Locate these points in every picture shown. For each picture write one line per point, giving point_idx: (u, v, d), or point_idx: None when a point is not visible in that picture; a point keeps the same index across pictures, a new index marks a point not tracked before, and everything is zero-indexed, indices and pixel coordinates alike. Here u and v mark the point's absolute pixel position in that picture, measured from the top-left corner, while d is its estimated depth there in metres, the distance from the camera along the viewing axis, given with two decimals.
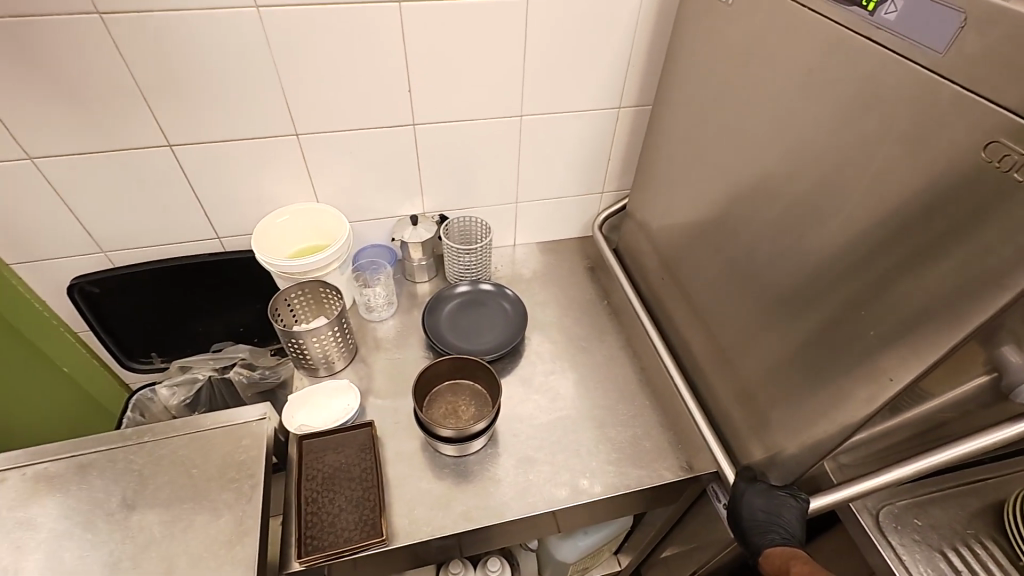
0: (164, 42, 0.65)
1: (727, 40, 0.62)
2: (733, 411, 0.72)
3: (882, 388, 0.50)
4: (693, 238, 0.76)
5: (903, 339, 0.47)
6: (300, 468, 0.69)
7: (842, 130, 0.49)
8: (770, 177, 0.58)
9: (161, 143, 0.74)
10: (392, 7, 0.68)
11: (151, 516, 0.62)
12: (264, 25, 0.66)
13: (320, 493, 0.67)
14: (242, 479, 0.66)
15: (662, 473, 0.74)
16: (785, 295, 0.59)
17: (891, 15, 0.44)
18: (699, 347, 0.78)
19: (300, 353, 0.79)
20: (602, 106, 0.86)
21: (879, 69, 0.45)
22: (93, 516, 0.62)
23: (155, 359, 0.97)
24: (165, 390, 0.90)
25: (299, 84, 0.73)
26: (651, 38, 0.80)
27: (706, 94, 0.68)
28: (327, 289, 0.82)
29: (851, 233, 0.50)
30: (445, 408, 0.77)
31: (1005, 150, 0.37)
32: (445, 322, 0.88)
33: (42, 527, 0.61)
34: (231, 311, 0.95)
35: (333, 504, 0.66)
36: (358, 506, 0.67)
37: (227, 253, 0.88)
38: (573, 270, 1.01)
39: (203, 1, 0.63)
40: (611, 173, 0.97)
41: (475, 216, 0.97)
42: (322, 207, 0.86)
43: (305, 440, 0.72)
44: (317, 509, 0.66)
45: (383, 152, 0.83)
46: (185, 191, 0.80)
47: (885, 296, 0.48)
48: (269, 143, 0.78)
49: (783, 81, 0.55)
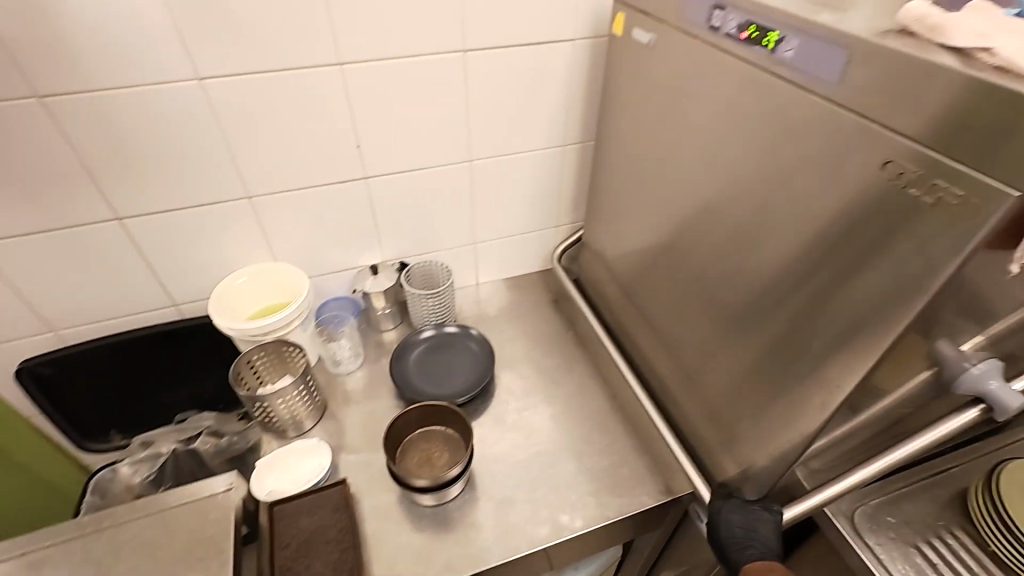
0: (107, 120, 0.66)
1: (654, 79, 0.66)
2: (703, 428, 0.73)
3: (832, 396, 0.52)
4: (647, 264, 0.78)
5: (842, 347, 0.50)
6: (272, 537, 0.66)
7: (764, 157, 0.52)
8: (708, 203, 0.62)
9: (109, 218, 0.73)
10: (334, 70, 0.71)
11: None
12: (208, 96, 0.68)
13: (295, 561, 0.64)
14: (210, 557, 0.63)
15: (642, 500, 0.74)
16: (735, 313, 0.62)
17: (789, 53, 0.48)
18: (665, 369, 0.80)
19: (266, 416, 0.78)
20: (548, 145, 0.90)
21: (786, 101, 0.49)
22: None
23: (114, 438, 0.93)
24: (127, 468, 0.85)
25: (248, 149, 0.74)
26: (586, 79, 0.85)
27: (641, 129, 0.72)
28: (290, 347, 0.81)
29: (784, 251, 0.53)
30: (419, 457, 0.76)
31: (900, 168, 0.41)
32: (413, 369, 0.88)
33: None
34: (193, 378, 0.92)
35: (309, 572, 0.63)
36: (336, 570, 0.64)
37: (185, 321, 0.87)
38: (538, 303, 1.03)
39: (144, 79, 0.64)
40: (565, 207, 1.00)
41: (436, 260, 0.98)
42: (279, 266, 0.86)
43: (276, 507, 0.69)
44: None
45: (337, 206, 0.84)
46: (138, 262, 0.79)
47: (821, 307, 0.51)
48: (222, 207, 0.78)
49: (707, 115, 0.59)
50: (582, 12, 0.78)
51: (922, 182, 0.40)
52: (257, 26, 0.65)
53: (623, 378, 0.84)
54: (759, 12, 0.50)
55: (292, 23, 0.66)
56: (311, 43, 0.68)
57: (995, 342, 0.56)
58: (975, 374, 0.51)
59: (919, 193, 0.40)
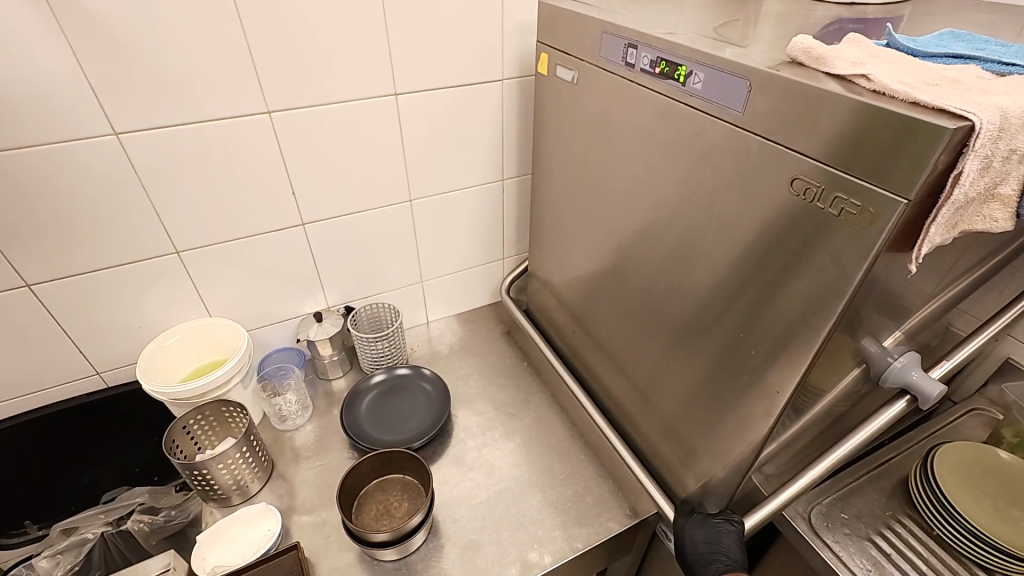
0: (12, 181, 0.61)
1: (581, 113, 0.70)
2: (661, 446, 0.74)
3: (774, 401, 0.54)
4: (592, 289, 0.80)
5: (777, 354, 0.52)
6: None
7: (687, 181, 0.56)
8: (642, 226, 0.64)
9: (17, 285, 0.68)
10: (263, 118, 0.70)
11: None
12: (127, 150, 0.65)
13: None
14: None
15: (609, 526, 0.74)
16: (678, 330, 0.64)
17: (698, 85, 0.51)
18: (619, 390, 0.81)
19: (206, 484, 0.72)
20: (487, 180, 0.92)
21: (701, 128, 0.52)
22: None
23: (30, 528, 0.82)
24: (45, 561, 0.74)
25: (174, 202, 0.71)
26: (517, 116, 0.88)
27: (574, 160, 0.74)
28: (231, 407, 0.77)
29: (715, 266, 0.56)
30: (376, 510, 0.72)
31: (806, 184, 0.44)
32: (365, 417, 0.85)
33: None
34: (123, 450, 0.85)
35: None
36: None
37: (112, 389, 0.81)
38: (490, 336, 1.03)
39: (54, 135, 0.61)
40: (509, 239, 1.02)
41: (382, 302, 0.96)
42: (215, 321, 0.82)
43: None
44: None
45: (275, 254, 0.82)
46: (52, 330, 0.73)
47: (754, 317, 0.53)
48: (148, 264, 0.74)
49: (632, 144, 0.62)
50: (507, 53, 0.81)
51: (825, 196, 0.43)
52: (176, 78, 0.63)
53: (579, 403, 0.84)
54: (668, 49, 0.54)
55: (214, 74, 0.65)
56: (236, 93, 0.67)
57: (910, 335, 0.60)
58: (897, 368, 0.56)
59: (824, 205, 0.44)
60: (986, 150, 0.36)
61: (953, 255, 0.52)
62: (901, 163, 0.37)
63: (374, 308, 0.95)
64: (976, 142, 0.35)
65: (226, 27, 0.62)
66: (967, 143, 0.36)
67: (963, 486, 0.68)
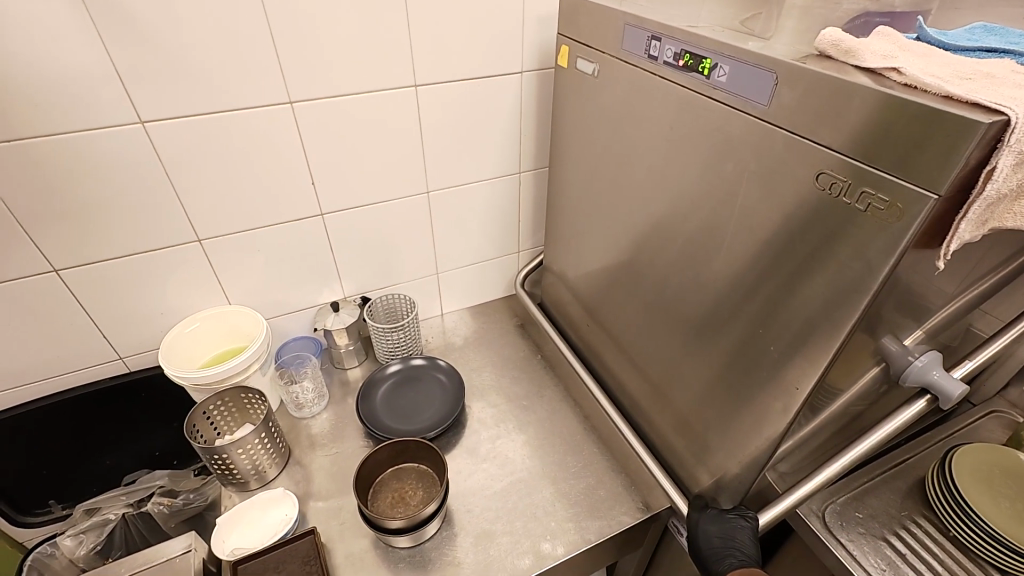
0: (41, 168, 0.63)
1: (600, 106, 0.69)
2: (674, 440, 0.74)
3: (793, 398, 0.54)
4: (608, 284, 0.80)
5: (798, 350, 0.52)
6: None
7: (709, 175, 0.55)
8: (662, 219, 0.64)
9: (46, 270, 0.69)
10: (285, 108, 0.71)
11: None
12: (154, 139, 0.66)
13: None
14: None
15: (621, 519, 0.74)
16: (696, 324, 0.64)
17: (723, 78, 0.51)
18: (633, 384, 0.81)
19: (225, 468, 0.73)
20: (504, 173, 0.92)
21: (725, 123, 0.52)
22: None
23: (54, 507, 0.85)
24: (70, 539, 0.76)
25: (198, 192, 0.72)
26: (534, 109, 0.88)
27: (593, 153, 0.74)
28: (249, 393, 0.78)
29: (735, 261, 0.55)
30: (391, 498, 0.73)
31: (832, 179, 0.44)
32: (381, 406, 0.85)
33: None
34: (144, 436, 0.87)
35: None
36: None
37: (135, 373, 0.82)
38: (504, 329, 1.03)
39: (81, 123, 0.62)
40: (524, 232, 1.02)
41: (398, 293, 0.97)
42: (235, 308, 0.83)
43: (239, 565, 0.64)
44: None
45: (295, 244, 0.83)
46: (78, 315, 0.74)
47: (776, 314, 0.53)
48: (171, 252, 0.75)
49: (652, 138, 0.62)
50: (527, 45, 0.81)
51: (852, 191, 0.43)
52: (198, 67, 0.64)
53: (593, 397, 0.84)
54: (691, 42, 0.54)
55: (236, 64, 0.65)
56: (260, 83, 0.68)
57: (932, 335, 0.59)
58: (918, 367, 0.55)
59: (851, 200, 0.43)
60: (1021, 146, 0.35)
61: (979, 254, 0.52)
62: (932, 157, 0.37)
63: (390, 299, 0.96)
64: (1011, 137, 0.35)
65: (248, 18, 0.63)
66: (1001, 138, 0.35)
67: (981, 489, 0.67)
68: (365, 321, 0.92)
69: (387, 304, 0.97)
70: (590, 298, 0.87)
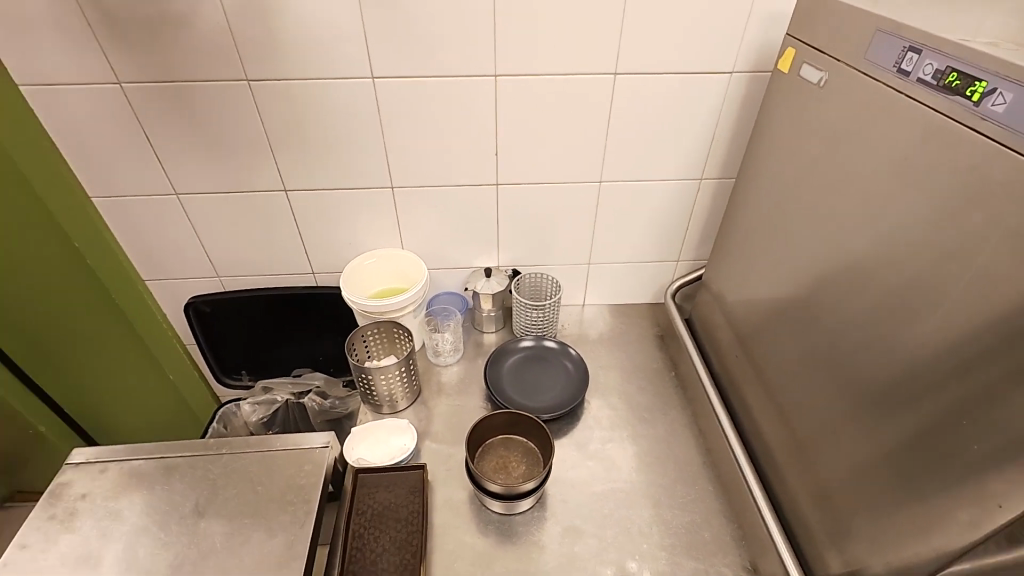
0: (293, 104, 0.76)
1: (816, 122, 0.62)
2: (808, 510, 0.65)
3: (988, 516, 0.43)
4: (773, 318, 0.72)
5: (1014, 461, 0.41)
6: (353, 501, 0.71)
7: (944, 221, 0.46)
8: (861, 261, 0.55)
9: (279, 188, 0.84)
10: (488, 79, 0.75)
11: (214, 525, 0.67)
12: (377, 92, 0.75)
13: (367, 529, 0.69)
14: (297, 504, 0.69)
15: (720, 570, 0.68)
16: (873, 390, 0.54)
17: (998, 107, 0.42)
18: (774, 434, 0.72)
19: (368, 388, 0.83)
20: (684, 177, 0.87)
21: (986, 161, 0.42)
22: (167, 517, 0.67)
23: (244, 377, 1.07)
24: (248, 406, 0.96)
25: (400, 144, 0.81)
26: (736, 114, 0.81)
27: (793, 172, 0.66)
28: (402, 329, 0.87)
29: (952, 331, 0.45)
30: (496, 462, 0.77)
31: None
32: (507, 376, 0.89)
33: (126, 520, 0.67)
34: (313, 342, 1.03)
35: (377, 543, 0.68)
36: (401, 549, 0.67)
37: (318, 288, 0.97)
38: (642, 335, 1.00)
39: (328, 71, 0.73)
40: (689, 242, 0.96)
41: (547, 274, 0.99)
42: (405, 254, 0.93)
43: (360, 473, 0.74)
44: (361, 545, 0.67)
45: (468, 207, 0.89)
46: (292, 229, 0.90)
47: (993, 408, 0.42)
48: (368, 193, 0.86)
49: (876, 165, 0.53)
50: (746, 42, 0.74)
51: None
52: (428, 34, 0.71)
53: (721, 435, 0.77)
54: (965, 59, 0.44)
55: (456, 34, 0.71)
56: (473, 54, 0.73)
57: None
58: None
59: None
60: None
61: None
62: None
63: (537, 277, 0.98)
64: None
65: None
66: None
67: None
68: (510, 292, 0.95)
69: (534, 283, 0.99)
70: (747, 329, 0.79)
